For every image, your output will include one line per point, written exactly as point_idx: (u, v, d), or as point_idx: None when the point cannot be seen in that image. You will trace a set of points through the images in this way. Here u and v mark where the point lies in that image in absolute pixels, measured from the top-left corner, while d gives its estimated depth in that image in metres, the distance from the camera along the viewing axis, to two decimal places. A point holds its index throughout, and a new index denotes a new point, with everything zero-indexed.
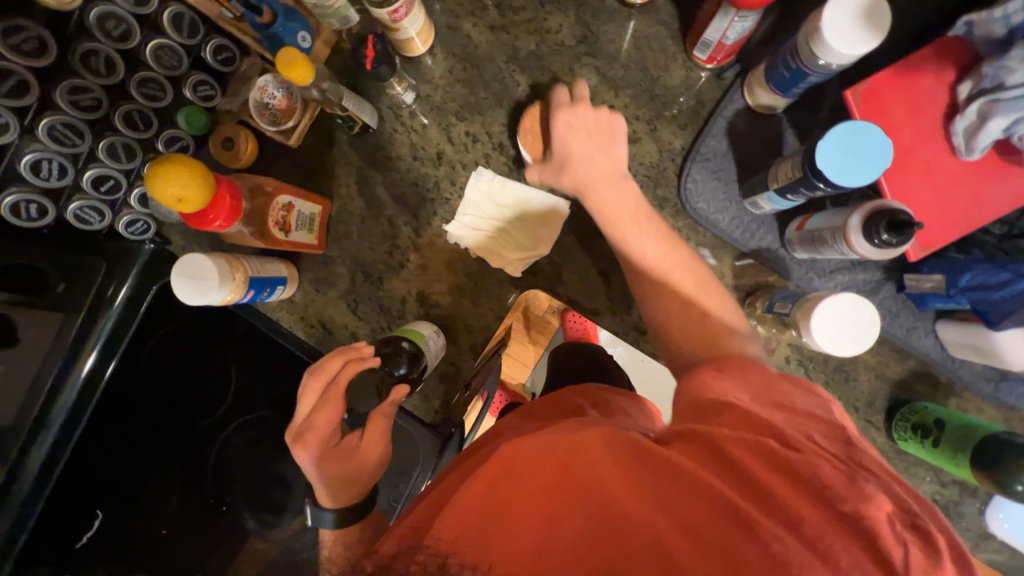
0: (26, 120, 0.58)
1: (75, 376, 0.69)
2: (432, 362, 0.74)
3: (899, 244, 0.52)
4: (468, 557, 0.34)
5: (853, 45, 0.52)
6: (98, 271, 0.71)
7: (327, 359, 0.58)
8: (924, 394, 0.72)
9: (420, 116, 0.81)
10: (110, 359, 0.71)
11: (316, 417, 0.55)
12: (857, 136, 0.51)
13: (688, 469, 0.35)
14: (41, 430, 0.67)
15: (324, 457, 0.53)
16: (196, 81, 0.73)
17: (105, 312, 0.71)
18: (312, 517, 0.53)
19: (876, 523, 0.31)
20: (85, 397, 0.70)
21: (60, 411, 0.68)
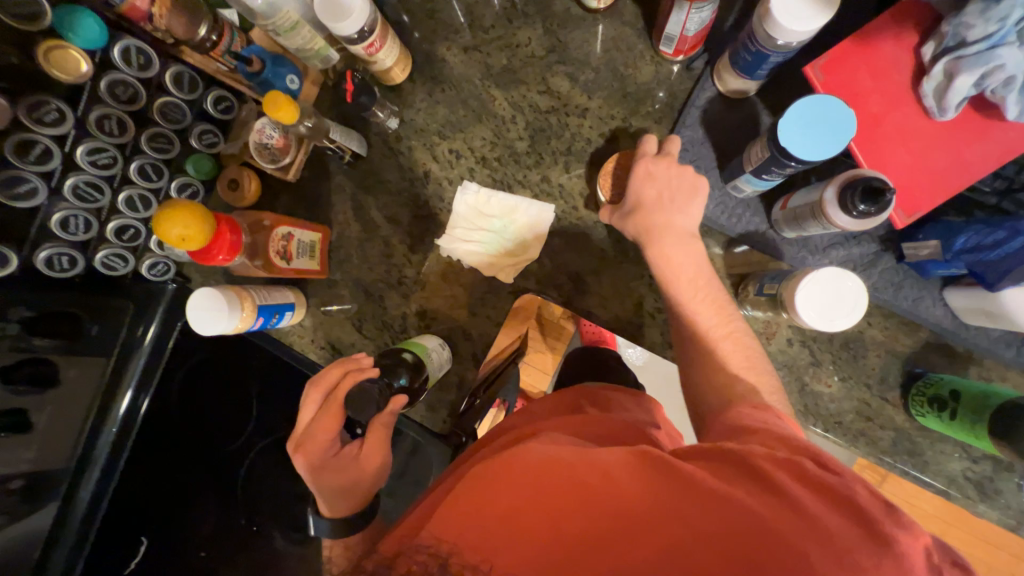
0: (52, 182, 0.65)
1: (114, 413, 0.77)
2: (437, 374, 0.76)
3: (878, 211, 0.51)
4: (471, 557, 0.36)
5: (806, 20, 0.52)
6: (127, 316, 0.79)
7: (326, 371, 0.61)
8: (941, 366, 0.69)
9: (405, 140, 0.85)
10: (144, 394, 0.79)
11: (314, 427, 0.58)
12: (818, 109, 0.51)
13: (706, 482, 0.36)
14: (87, 466, 0.75)
15: (324, 466, 0.57)
16: (201, 130, 0.79)
17: (135, 357, 0.79)
18: (313, 526, 0.57)
19: (896, 541, 0.32)
20: (122, 435, 0.78)
21: (103, 449, 0.76)
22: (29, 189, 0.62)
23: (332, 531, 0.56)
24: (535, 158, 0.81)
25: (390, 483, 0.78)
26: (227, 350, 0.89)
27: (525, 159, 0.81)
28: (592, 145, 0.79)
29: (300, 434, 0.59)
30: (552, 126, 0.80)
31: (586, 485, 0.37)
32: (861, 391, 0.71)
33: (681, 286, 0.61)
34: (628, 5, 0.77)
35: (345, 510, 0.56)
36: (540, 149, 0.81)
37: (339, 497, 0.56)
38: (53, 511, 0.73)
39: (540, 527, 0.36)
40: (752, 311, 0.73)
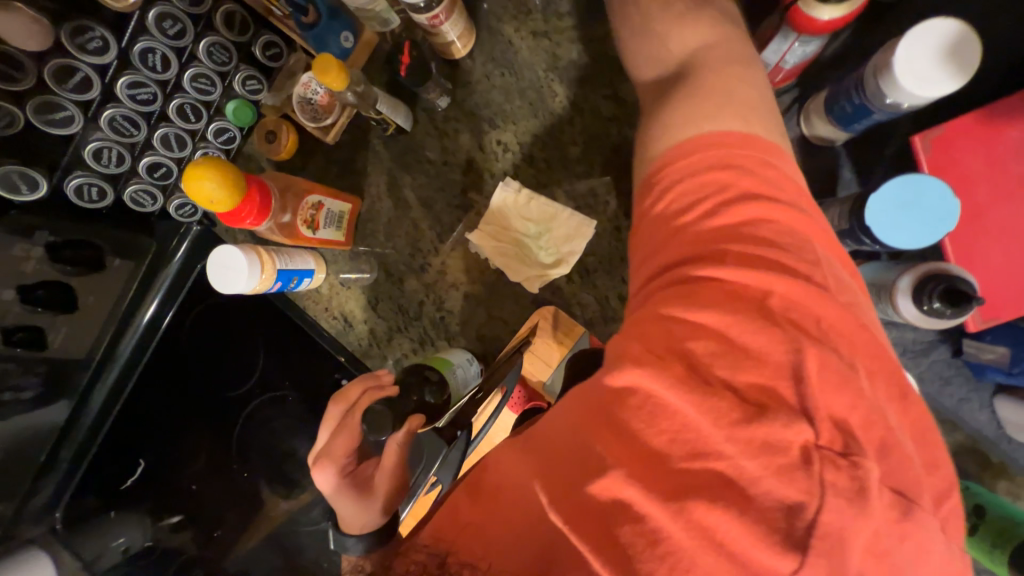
0: (90, 111, 0.63)
1: (136, 322, 0.82)
2: (462, 393, 0.71)
3: (955, 314, 0.47)
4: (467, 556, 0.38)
5: (926, 87, 0.46)
6: (170, 235, 0.82)
7: (347, 388, 0.64)
8: (969, 472, 0.65)
9: (453, 121, 0.80)
10: (168, 307, 0.83)
11: (335, 441, 0.61)
12: (916, 190, 0.45)
13: (604, 445, 0.38)
14: (109, 363, 0.81)
15: (341, 484, 0.59)
16: (246, 76, 0.75)
17: (164, 271, 0.83)
18: (335, 542, 0.58)
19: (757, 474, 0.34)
20: (146, 340, 0.83)
21: (126, 348, 0.82)
22: (65, 116, 0.61)
23: (360, 549, 0.57)
24: (585, 167, 0.76)
25: None
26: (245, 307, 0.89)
27: (574, 166, 0.76)
28: None
29: (320, 451, 0.62)
30: (610, 136, 0.75)
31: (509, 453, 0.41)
32: None
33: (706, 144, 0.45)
34: None
35: (364, 528, 0.57)
36: (593, 157, 0.75)
37: (359, 514, 0.58)
38: (66, 406, 0.79)
39: (481, 507, 0.40)
40: None
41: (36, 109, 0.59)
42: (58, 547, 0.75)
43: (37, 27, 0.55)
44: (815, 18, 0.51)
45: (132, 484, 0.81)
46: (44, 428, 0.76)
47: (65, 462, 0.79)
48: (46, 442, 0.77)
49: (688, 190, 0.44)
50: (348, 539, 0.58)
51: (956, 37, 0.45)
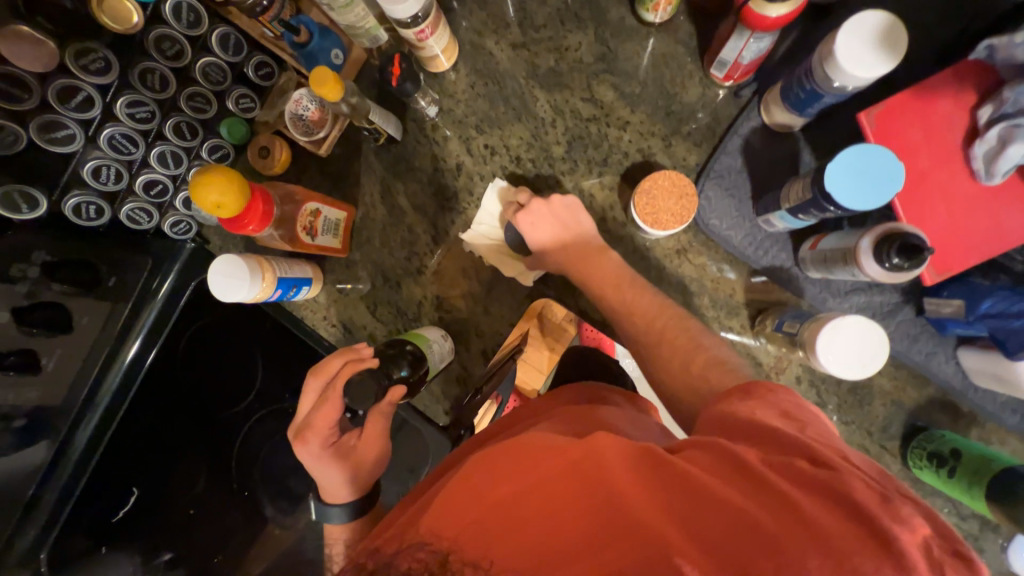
0: (90, 130, 0.65)
1: (117, 365, 0.77)
2: (437, 366, 0.77)
3: (911, 268, 0.52)
4: (472, 554, 0.36)
5: (866, 69, 0.52)
6: (143, 270, 0.79)
7: (327, 360, 0.64)
8: (943, 423, 0.70)
9: (442, 129, 0.85)
10: (153, 344, 0.80)
11: (316, 415, 0.61)
12: (867, 158, 0.51)
13: (693, 481, 0.36)
14: (88, 410, 0.75)
15: (326, 454, 0.60)
16: (239, 94, 0.78)
17: (149, 306, 0.80)
18: (318, 512, 0.63)
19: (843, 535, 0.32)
20: (127, 381, 0.78)
21: (106, 392, 0.76)
22: (66, 135, 0.62)
23: (342, 516, 0.62)
24: (569, 165, 0.81)
25: None
26: (240, 319, 0.89)
27: (559, 164, 0.81)
28: (628, 159, 0.79)
29: (301, 424, 0.62)
30: (591, 135, 0.80)
31: (568, 461, 0.40)
32: (861, 437, 0.71)
33: (626, 309, 0.68)
34: (684, 22, 0.77)
35: (347, 499, 0.62)
36: (577, 155, 0.80)
37: (340, 488, 0.62)
38: (47, 449, 0.72)
39: (522, 510, 0.38)
40: (765, 344, 0.74)
41: (38, 128, 0.60)
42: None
43: (43, 50, 0.59)
44: (765, 15, 0.57)
45: (125, 515, 0.79)
46: (25, 471, 0.71)
47: (47, 509, 0.72)
48: (29, 486, 0.71)
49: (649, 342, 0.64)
50: (330, 508, 0.62)
51: (887, 25, 0.52)
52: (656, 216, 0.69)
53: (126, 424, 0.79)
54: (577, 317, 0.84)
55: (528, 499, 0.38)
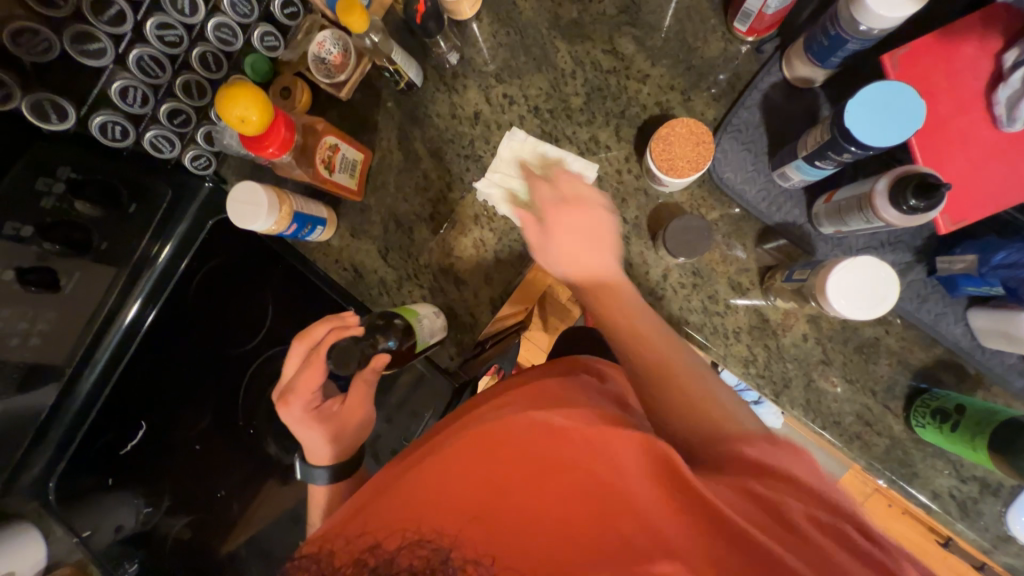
0: (120, 48, 0.66)
1: (118, 322, 0.80)
2: (427, 341, 0.74)
3: (927, 210, 0.52)
4: (470, 551, 0.42)
5: (888, 8, 0.53)
6: (144, 234, 0.80)
7: (314, 325, 0.65)
8: (949, 385, 0.70)
9: (462, 77, 0.85)
10: (151, 307, 0.82)
11: (299, 379, 0.63)
12: (890, 94, 0.51)
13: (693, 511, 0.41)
14: (88, 365, 0.78)
15: (307, 416, 0.62)
16: (263, 31, 0.79)
17: (148, 271, 0.82)
18: (303, 473, 0.63)
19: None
20: (128, 337, 0.81)
21: (108, 345, 0.80)
22: (98, 49, 0.64)
23: (327, 478, 0.63)
24: (586, 116, 0.81)
25: (388, 406, 0.81)
26: (258, 259, 0.89)
27: (577, 116, 0.81)
28: (646, 113, 0.79)
29: (284, 387, 0.64)
30: (610, 87, 0.80)
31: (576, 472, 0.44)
32: (865, 397, 0.72)
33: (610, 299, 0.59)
34: None
35: (336, 459, 0.63)
36: (594, 107, 0.80)
37: (326, 449, 0.63)
38: (56, 390, 0.75)
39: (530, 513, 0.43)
40: (773, 302, 0.74)
41: (71, 38, 0.62)
42: (53, 522, 0.74)
43: None
44: None
45: (131, 449, 0.80)
46: (34, 408, 0.74)
47: (53, 444, 0.76)
48: (35, 422, 0.75)
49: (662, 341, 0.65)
50: (314, 470, 0.63)
51: None
52: (672, 163, 0.69)
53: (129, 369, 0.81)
54: None
55: (539, 514, 0.43)
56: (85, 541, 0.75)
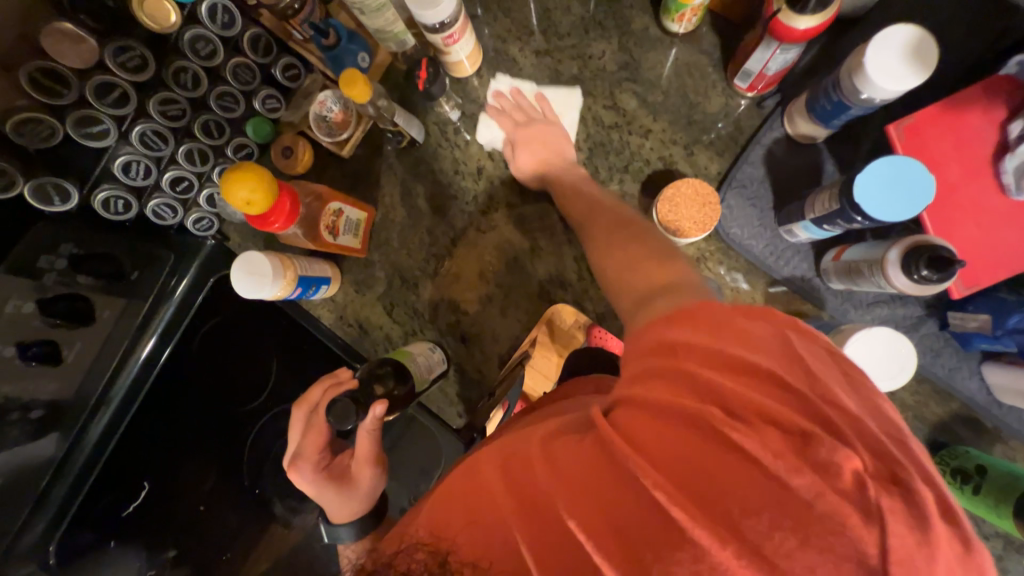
0: (123, 126, 0.66)
1: (133, 361, 0.76)
2: (427, 378, 0.75)
3: (940, 280, 0.52)
4: (466, 554, 0.40)
5: (894, 82, 0.53)
6: (162, 268, 0.78)
7: (307, 389, 0.64)
8: (967, 439, 0.69)
9: (464, 133, 0.87)
10: (168, 344, 0.78)
11: (303, 443, 0.63)
12: (895, 169, 0.52)
13: (704, 485, 0.36)
14: (102, 406, 0.73)
15: (318, 479, 0.61)
16: (265, 94, 0.79)
17: (165, 305, 0.78)
18: (329, 534, 0.63)
19: (812, 497, 0.33)
20: (142, 379, 0.76)
21: (120, 389, 0.75)
22: (101, 130, 0.64)
23: (352, 535, 0.62)
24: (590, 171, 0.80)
25: (395, 467, 0.79)
26: (259, 317, 0.86)
27: None
28: (649, 166, 0.79)
29: (291, 455, 0.63)
30: (613, 141, 0.80)
31: (580, 472, 0.41)
32: None
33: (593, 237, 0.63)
34: (707, 33, 0.78)
35: (353, 515, 0.62)
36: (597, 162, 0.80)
37: (345, 506, 0.62)
38: (59, 439, 0.71)
39: (532, 504, 0.40)
40: None
41: (75, 122, 0.62)
42: None
43: (84, 48, 0.62)
44: (793, 28, 0.57)
45: (133, 511, 0.76)
46: (37, 462, 0.69)
47: (55, 503, 0.70)
48: (39, 479, 0.70)
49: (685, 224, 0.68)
50: (338, 528, 0.62)
51: (918, 37, 0.53)
52: (679, 222, 0.70)
53: (138, 419, 0.76)
54: (587, 321, 0.82)
55: (540, 503, 0.40)
56: None
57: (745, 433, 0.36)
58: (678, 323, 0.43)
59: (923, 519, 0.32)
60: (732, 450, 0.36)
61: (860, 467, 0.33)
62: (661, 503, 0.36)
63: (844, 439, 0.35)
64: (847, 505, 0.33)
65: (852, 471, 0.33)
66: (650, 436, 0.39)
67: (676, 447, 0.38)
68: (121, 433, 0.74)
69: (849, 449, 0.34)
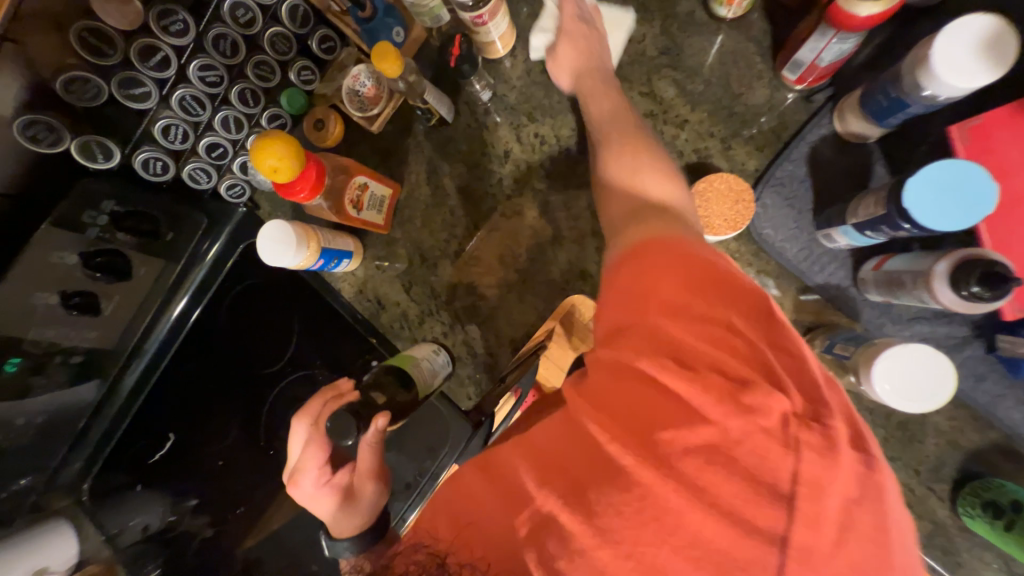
0: (164, 90, 0.68)
1: (165, 319, 0.80)
2: (432, 385, 0.75)
3: (991, 300, 0.49)
4: (465, 556, 0.43)
5: (963, 78, 0.49)
6: (196, 233, 0.81)
7: (308, 402, 0.65)
8: (1004, 472, 0.64)
9: (493, 113, 0.85)
10: (198, 304, 0.82)
11: (304, 456, 0.63)
12: (956, 175, 0.48)
13: (655, 430, 0.40)
14: (135, 358, 0.79)
15: (319, 491, 0.63)
16: (301, 66, 0.81)
17: (197, 268, 0.81)
18: (330, 549, 0.64)
19: (740, 436, 0.37)
20: (173, 336, 0.81)
21: (153, 343, 0.80)
22: (143, 93, 0.66)
23: (351, 549, 0.63)
24: None
25: (404, 443, 0.80)
26: (277, 284, 0.87)
27: None
28: (683, 158, 0.75)
29: (292, 467, 0.64)
30: (646, 130, 0.76)
31: (551, 441, 0.45)
32: (907, 475, 0.67)
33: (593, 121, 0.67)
34: (757, 20, 0.73)
35: (356, 529, 0.63)
36: None
37: (347, 519, 0.63)
38: (96, 388, 0.76)
39: (510, 487, 0.45)
40: None
41: (118, 84, 0.64)
42: (85, 519, 0.75)
43: (129, 9, 0.63)
44: (854, 14, 0.53)
45: (161, 458, 0.80)
46: (73, 405, 0.75)
47: (92, 442, 0.77)
48: (79, 419, 0.76)
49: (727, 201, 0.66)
50: (339, 543, 0.63)
51: (997, 31, 0.48)
52: (707, 219, 0.66)
53: (168, 370, 0.81)
54: None
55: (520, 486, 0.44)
56: (112, 539, 0.75)
57: (689, 382, 0.39)
58: (657, 268, 0.45)
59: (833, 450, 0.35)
60: (680, 402, 0.39)
61: (787, 410, 0.37)
62: (613, 452, 0.40)
63: (777, 386, 0.37)
64: (774, 448, 0.36)
65: (780, 415, 0.37)
66: (613, 391, 0.43)
67: (626, 397, 0.42)
68: (150, 387, 0.80)
69: (779, 393, 0.37)
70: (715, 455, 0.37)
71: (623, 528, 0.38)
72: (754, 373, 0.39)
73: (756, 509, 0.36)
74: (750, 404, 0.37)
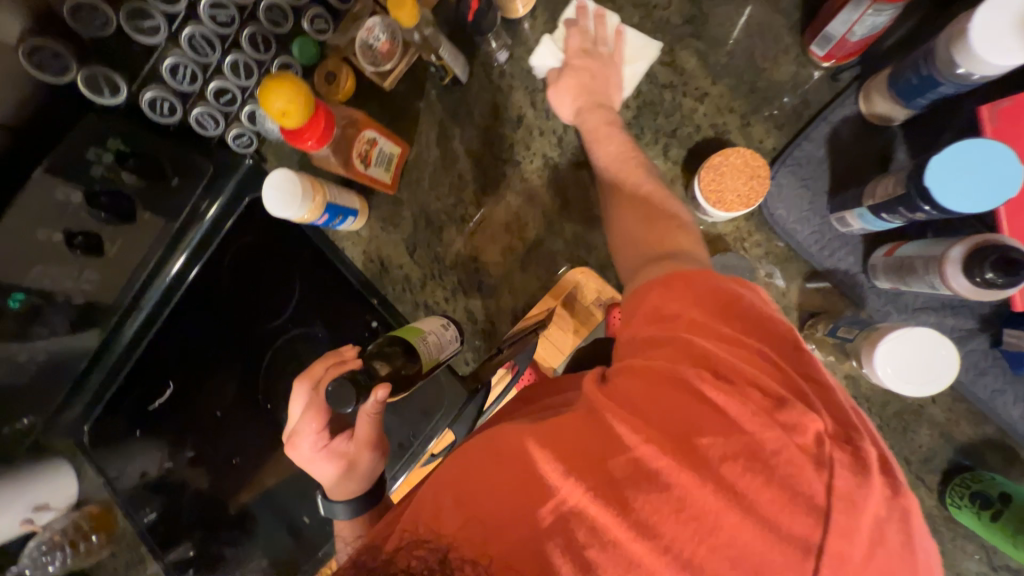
0: (173, 27, 0.67)
1: (163, 276, 0.78)
2: (438, 357, 0.69)
3: (1003, 287, 0.48)
4: (466, 550, 0.38)
5: (1000, 54, 0.47)
6: (196, 187, 0.77)
7: (312, 364, 0.65)
8: (995, 466, 0.64)
9: (509, 77, 0.83)
10: (196, 262, 0.79)
11: (303, 418, 0.64)
12: (977, 158, 0.47)
13: (694, 430, 0.39)
14: (131, 312, 0.77)
15: (318, 453, 0.65)
16: (314, 14, 0.78)
17: (195, 227, 0.78)
18: (325, 508, 0.65)
19: (777, 447, 0.37)
20: (170, 294, 0.79)
21: (150, 298, 0.78)
22: (151, 26, 0.66)
23: (349, 511, 0.65)
24: (635, 131, 0.75)
25: (400, 406, 0.80)
26: (277, 243, 0.84)
27: (625, 130, 0.76)
28: (699, 133, 0.74)
29: (292, 429, 0.66)
30: (664, 102, 0.74)
31: (562, 429, 0.42)
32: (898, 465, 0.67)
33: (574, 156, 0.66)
34: None
35: (352, 492, 0.65)
36: (645, 122, 0.75)
37: (347, 482, 0.65)
38: (97, 337, 0.76)
39: (517, 476, 0.40)
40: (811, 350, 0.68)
41: (126, 14, 0.64)
42: (84, 460, 0.78)
43: None
44: None
45: (159, 406, 0.80)
46: (75, 353, 0.75)
47: (89, 391, 0.77)
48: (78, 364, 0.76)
49: (741, 175, 0.65)
50: (337, 504, 0.65)
51: None
52: (720, 195, 0.65)
53: (168, 325, 0.80)
54: (610, 299, 0.80)
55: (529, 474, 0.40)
56: (111, 482, 0.78)
57: (728, 388, 0.39)
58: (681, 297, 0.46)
59: (864, 470, 0.36)
60: (722, 413, 0.39)
61: (821, 430, 0.38)
62: (648, 454, 0.39)
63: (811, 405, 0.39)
64: (809, 465, 0.37)
65: (815, 432, 0.37)
66: (651, 394, 0.41)
67: (668, 403, 0.40)
68: (147, 341, 0.79)
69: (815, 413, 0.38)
70: (741, 450, 0.37)
71: (661, 525, 0.37)
72: (790, 394, 0.40)
73: (788, 517, 0.36)
74: (794, 424, 0.38)
